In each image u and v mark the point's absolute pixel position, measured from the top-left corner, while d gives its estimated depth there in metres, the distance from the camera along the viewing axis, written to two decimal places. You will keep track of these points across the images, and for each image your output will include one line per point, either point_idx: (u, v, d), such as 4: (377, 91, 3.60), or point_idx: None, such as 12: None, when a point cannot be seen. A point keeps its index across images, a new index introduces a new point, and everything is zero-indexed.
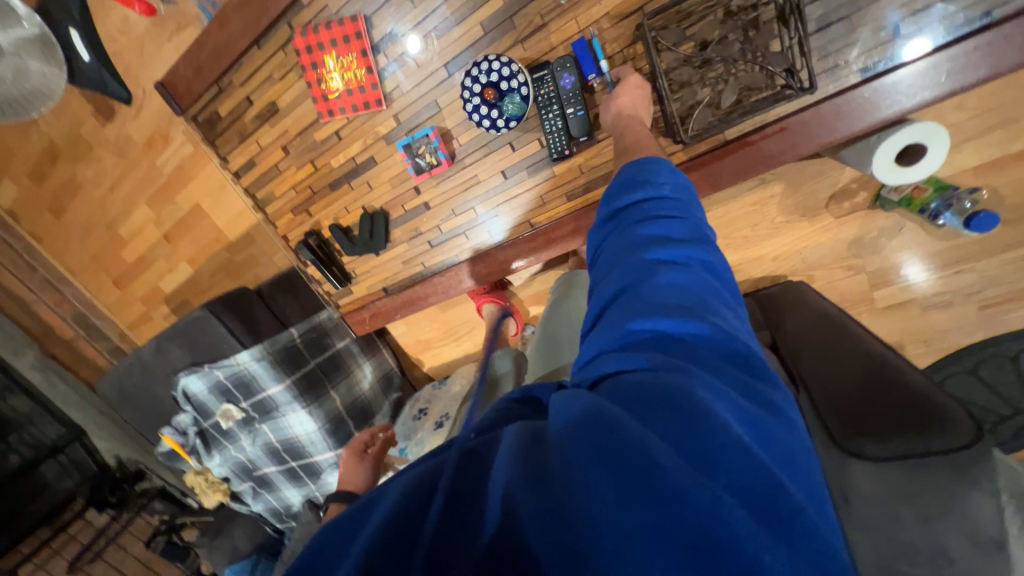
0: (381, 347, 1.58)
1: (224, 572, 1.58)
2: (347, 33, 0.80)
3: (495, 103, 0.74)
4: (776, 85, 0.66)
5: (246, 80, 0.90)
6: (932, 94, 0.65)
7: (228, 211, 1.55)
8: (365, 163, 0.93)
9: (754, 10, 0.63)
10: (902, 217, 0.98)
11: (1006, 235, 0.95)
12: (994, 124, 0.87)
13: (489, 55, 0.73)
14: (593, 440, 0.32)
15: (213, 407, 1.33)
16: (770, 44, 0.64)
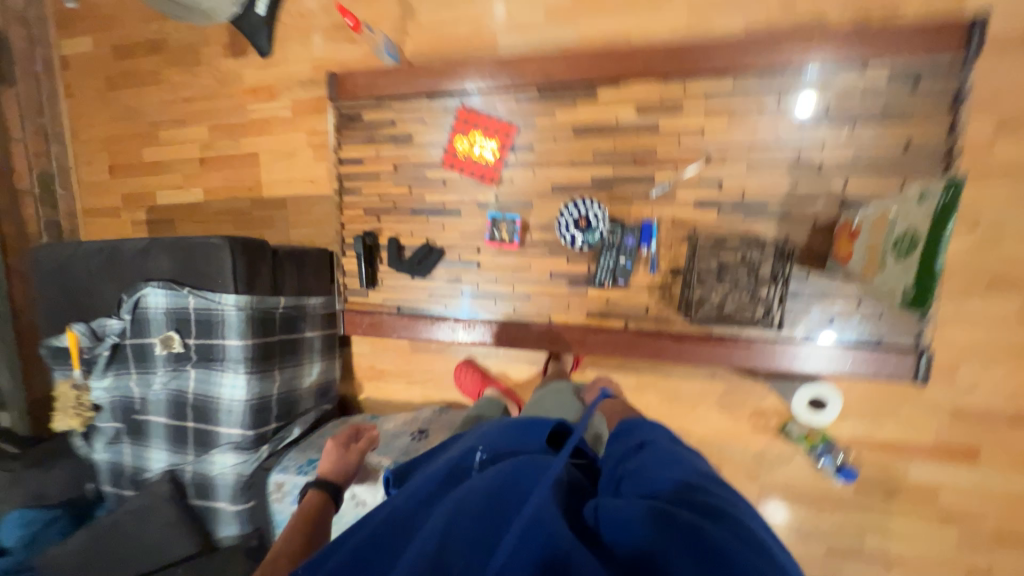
0: (337, 355, 1.61)
1: (13, 513, 1.34)
2: (497, 128, 1.06)
3: (579, 229, 1.00)
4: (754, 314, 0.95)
5: (401, 110, 1.13)
6: (839, 369, 0.95)
7: (280, 173, 1.66)
8: (451, 211, 1.13)
9: (759, 264, 0.93)
10: (794, 450, 1.27)
11: (854, 498, 1.24)
12: (862, 412, 1.22)
13: (586, 197, 1.01)
14: (678, 537, 0.47)
15: (155, 329, 1.25)
16: (760, 289, 0.94)
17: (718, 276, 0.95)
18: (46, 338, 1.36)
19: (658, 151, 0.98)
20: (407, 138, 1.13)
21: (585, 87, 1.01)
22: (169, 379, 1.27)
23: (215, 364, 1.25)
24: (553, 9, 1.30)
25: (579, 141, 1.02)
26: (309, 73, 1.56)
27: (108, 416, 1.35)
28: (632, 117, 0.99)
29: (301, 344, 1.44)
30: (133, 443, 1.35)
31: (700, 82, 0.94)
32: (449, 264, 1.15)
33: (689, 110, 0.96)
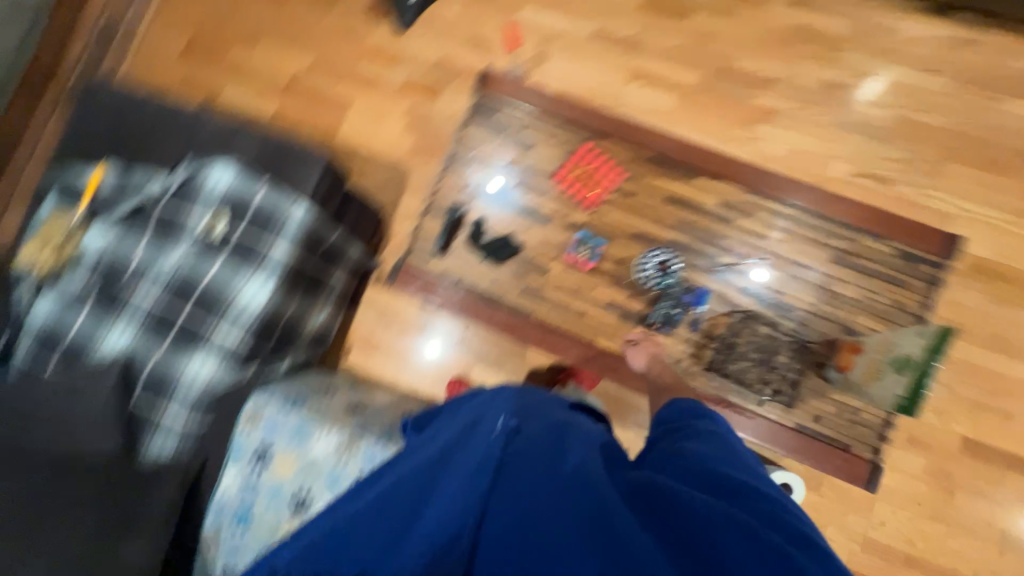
0: (342, 311, 1.56)
1: None
2: (608, 170, 1.26)
3: (660, 271, 1.18)
4: (756, 388, 1.16)
5: (531, 124, 1.31)
6: (809, 459, 1.13)
7: (363, 127, 1.72)
8: (542, 218, 1.26)
9: (773, 349, 1.15)
10: None
11: None
12: None
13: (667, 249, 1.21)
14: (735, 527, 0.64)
15: (205, 206, 1.19)
16: (769, 368, 1.15)
17: (745, 346, 1.16)
18: (67, 165, 1.24)
19: (726, 239, 1.21)
20: (527, 147, 1.30)
21: (685, 170, 1.25)
22: (189, 260, 1.18)
23: (248, 264, 1.18)
24: (656, 109, 1.61)
25: (669, 206, 1.23)
26: (433, 61, 1.72)
27: (86, 271, 1.19)
28: (714, 206, 1.22)
29: (326, 286, 1.38)
30: (97, 310, 1.19)
31: (770, 202, 1.21)
32: (522, 262, 1.24)
33: (757, 219, 1.21)
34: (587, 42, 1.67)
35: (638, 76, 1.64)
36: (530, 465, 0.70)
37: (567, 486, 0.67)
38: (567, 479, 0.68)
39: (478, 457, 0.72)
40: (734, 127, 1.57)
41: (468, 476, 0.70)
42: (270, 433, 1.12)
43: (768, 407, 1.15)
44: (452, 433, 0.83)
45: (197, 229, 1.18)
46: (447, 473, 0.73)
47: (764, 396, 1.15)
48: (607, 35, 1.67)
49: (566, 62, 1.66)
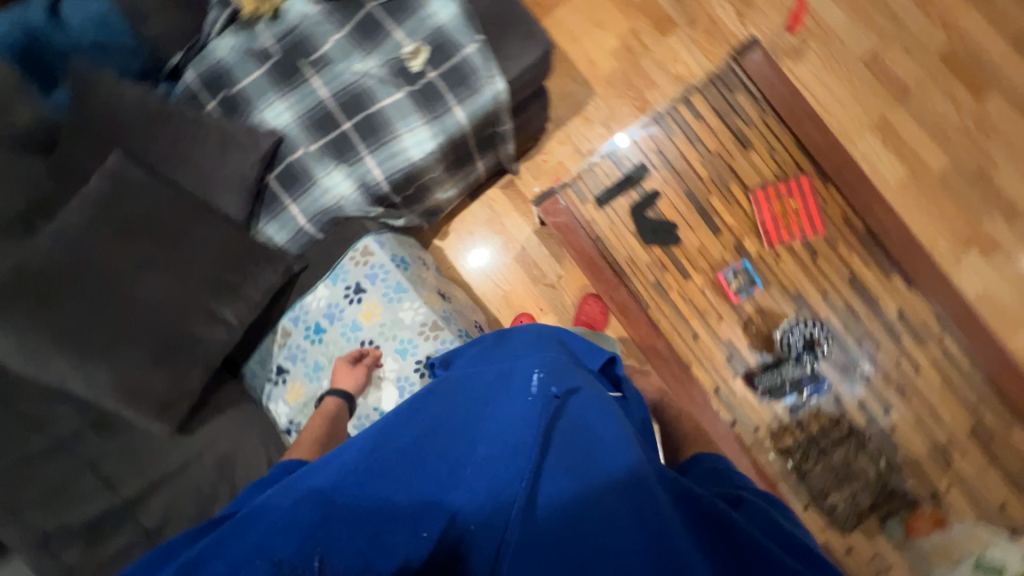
0: (460, 198, 1.51)
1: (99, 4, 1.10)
2: (812, 218, 1.11)
3: (807, 349, 1.09)
4: (815, 497, 1.09)
5: (765, 124, 1.14)
6: None
7: (573, 25, 1.55)
8: (716, 225, 1.15)
9: (855, 474, 1.09)
10: None
11: None
12: None
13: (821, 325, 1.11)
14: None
15: (412, 29, 1.10)
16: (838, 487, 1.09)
17: (832, 457, 1.09)
18: None
19: (880, 350, 1.10)
20: (745, 145, 1.14)
21: (888, 261, 1.10)
22: (373, 76, 1.11)
23: (423, 110, 1.11)
24: (877, 173, 1.41)
25: (847, 286, 1.11)
26: None
27: (277, 33, 1.15)
28: (891, 312, 1.10)
29: (466, 167, 1.32)
30: (269, 76, 1.16)
31: (948, 339, 1.09)
32: (669, 256, 1.16)
33: (925, 347, 1.10)
34: (855, 61, 1.43)
35: (883, 128, 1.41)
36: (559, 448, 0.63)
37: (605, 472, 0.60)
38: (601, 467, 0.61)
39: (508, 426, 0.66)
40: (946, 238, 1.38)
41: (496, 448, 0.64)
42: (371, 279, 1.14)
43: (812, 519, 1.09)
44: (478, 386, 0.77)
45: (396, 51, 1.11)
46: (476, 434, 0.67)
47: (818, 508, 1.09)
48: (880, 66, 1.42)
49: (820, 71, 1.43)
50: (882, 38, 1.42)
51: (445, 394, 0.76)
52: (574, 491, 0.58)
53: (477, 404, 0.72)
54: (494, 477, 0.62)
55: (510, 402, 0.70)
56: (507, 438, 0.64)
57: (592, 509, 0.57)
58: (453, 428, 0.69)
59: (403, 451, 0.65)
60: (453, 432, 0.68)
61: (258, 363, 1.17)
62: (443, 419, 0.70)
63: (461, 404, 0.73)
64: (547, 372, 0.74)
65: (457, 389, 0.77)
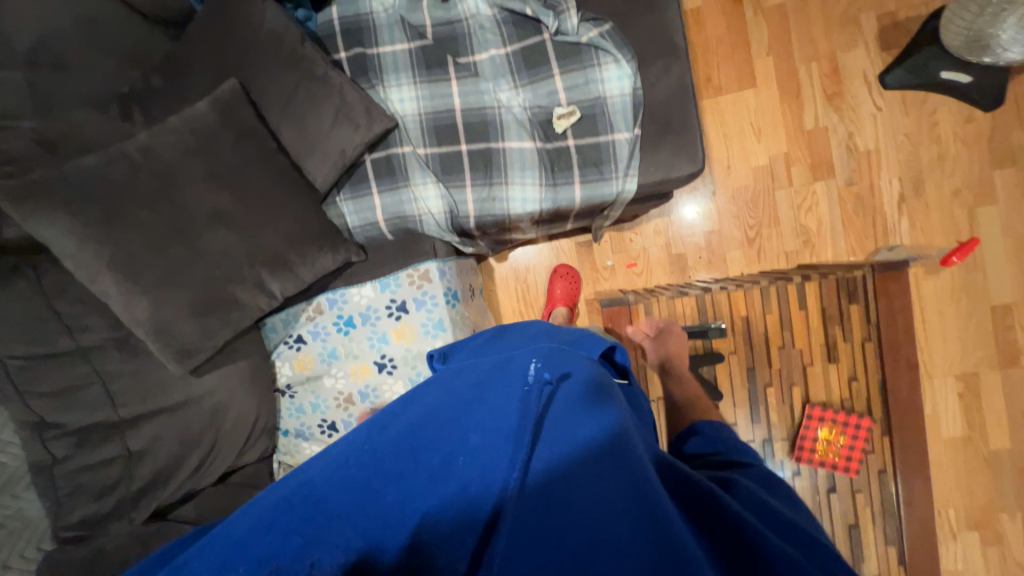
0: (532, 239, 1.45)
1: None
2: (852, 460, 1.07)
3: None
4: None
5: (862, 349, 1.08)
6: None
7: (733, 119, 1.41)
8: (758, 414, 1.11)
9: None
10: None
11: None
12: None
13: None
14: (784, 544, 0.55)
15: (573, 86, 1.01)
16: None
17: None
18: None
19: None
20: (829, 356, 1.09)
21: (895, 533, 1.07)
22: (513, 115, 1.03)
23: (543, 170, 1.04)
24: (936, 420, 1.34)
25: (844, 533, 1.09)
26: (859, 146, 1.36)
27: (440, 18, 1.05)
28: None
29: (555, 226, 1.23)
30: (410, 53, 1.06)
31: None
32: None
33: None
34: (987, 304, 1.31)
35: (969, 381, 1.32)
36: (555, 439, 0.56)
37: (603, 464, 0.55)
38: (605, 464, 0.55)
39: (504, 409, 0.60)
40: (962, 513, 1.33)
41: (491, 435, 0.58)
42: (418, 305, 1.12)
43: None
44: (472, 372, 0.69)
45: (548, 101, 1.02)
46: (468, 411, 0.61)
47: None
48: (1009, 322, 1.30)
49: (944, 296, 1.32)
50: None
51: (440, 381, 0.70)
52: (579, 490, 0.52)
53: (467, 388, 0.65)
54: (488, 467, 0.56)
55: (505, 386, 0.63)
56: (500, 428, 0.58)
57: (597, 512, 0.50)
58: (442, 411, 0.62)
59: (387, 441, 0.59)
60: (439, 416, 0.61)
61: (281, 321, 1.15)
62: (432, 401, 0.64)
63: (450, 389, 0.66)
64: (547, 360, 0.67)
65: (454, 375, 0.71)
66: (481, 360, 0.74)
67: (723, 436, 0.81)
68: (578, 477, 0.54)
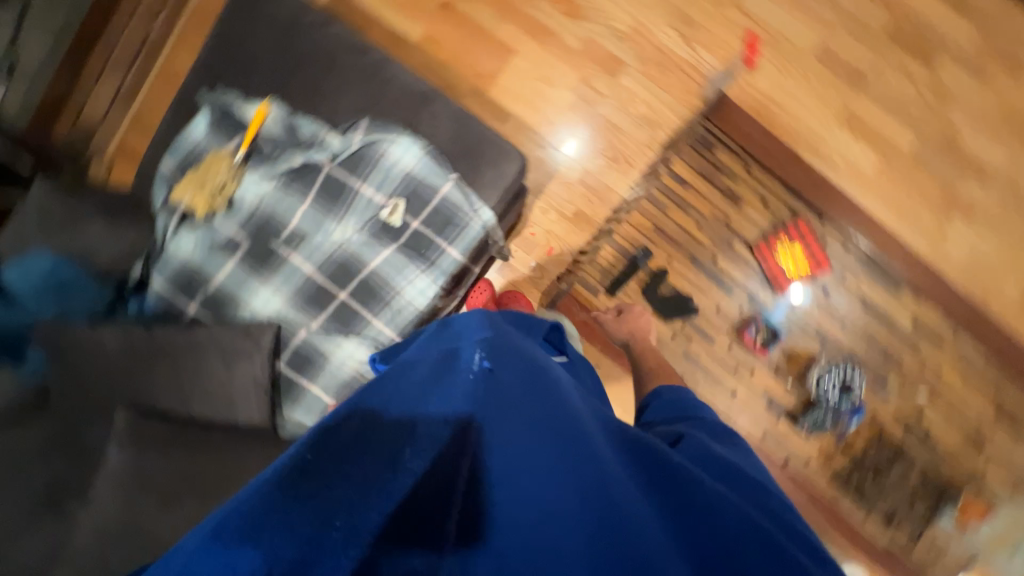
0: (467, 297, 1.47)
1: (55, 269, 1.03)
2: (818, 258, 1.15)
3: (840, 392, 1.14)
4: (858, 498, 1.20)
5: (749, 176, 1.16)
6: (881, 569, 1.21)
7: (521, 87, 1.49)
8: (726, 284, 1.18)
9: (888, 471, 1.19)
10: None
11: None
12: None
13: (845, 365, 1.16)
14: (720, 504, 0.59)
15: (380, 181, 1.05)
16: (878, 487, 1.19)
17: (889, 480, 1.19)
18: (224, 85, 1.06)
19: (902, 362, 1.18)
20: (735, 201, 1.16)
21: (891, 280, 1.17)
22: (356, 241, 1.07)
23: (416, 256, 1.07)
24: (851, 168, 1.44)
25: (860, 311, 1.17)
26: (625, 30, 1.46)
27: (240, 220, 1.07)
28: (904, 324, 1.17)
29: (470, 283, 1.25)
30: (244, 265, 1.08)
31: (959, 334, 1.18)
32: (691, 327, 1.20)
33: (941, 348, 1.17)
34: (809, 57, 1.42)
35: (847, 119, 1.43)
36: (526, 421, 0.54)
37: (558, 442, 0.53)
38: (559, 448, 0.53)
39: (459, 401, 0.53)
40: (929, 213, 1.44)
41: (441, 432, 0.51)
42: None
43: (862, 515, 1.20)
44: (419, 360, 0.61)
45: (371, 210, 1.06)
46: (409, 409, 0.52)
47: (863, 503, 1.20)
48: (835, 57, 1.42)
49: (778, 78, 1.42)
50: (830, 28, 1.41)
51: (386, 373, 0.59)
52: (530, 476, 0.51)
53: (417, 375, 0.56)
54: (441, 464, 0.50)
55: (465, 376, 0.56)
56: (456, 418, 0.51)
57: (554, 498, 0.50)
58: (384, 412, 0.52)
59: (328, 464, 0.49)
60: (385, 419, 0.51)
61: None
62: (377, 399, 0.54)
63: (396, 379, 0.56)
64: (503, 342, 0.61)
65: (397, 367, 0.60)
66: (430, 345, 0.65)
67: (678, 400, 0.92)
68: (561, 470, 0.52)
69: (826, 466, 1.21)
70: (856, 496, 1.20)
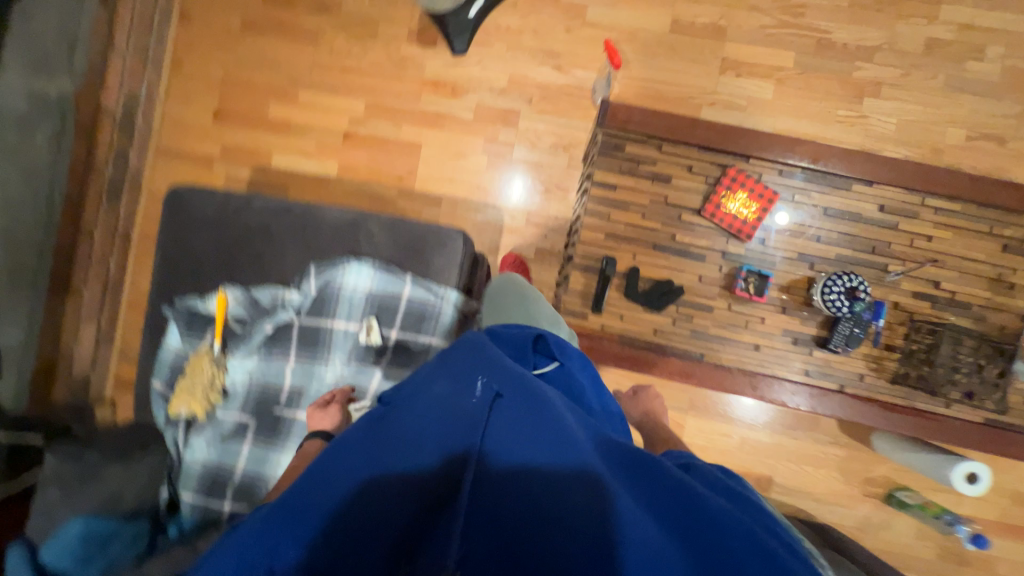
0: None
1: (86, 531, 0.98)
2: (765, 193, 1.17)
3: (849, 300, 1.10)
4: (920, 386, 1.15)
5: (667, 152, 1.21)
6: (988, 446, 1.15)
7: (441, 170, 1.61)
8: (696, 254, 1.20)
9: (935, 346, 1.13)
10: (905, 516, 1.50)
11: (933, 562, 1.51)
12: (942, 488, 1.49)
13: (847, 273, 1.11)
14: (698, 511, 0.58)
15: (348, 310, 1.10)
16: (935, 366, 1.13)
17: (941, 359, 1.12)
18: (181, 294, 1.13)
19: (892, 246, 1.18)
20: (665, 180, 1.21)
21: (843, 179, 1.18)
22: (348, 374, 1.10)
23: (408, 361, 1.09)
24: (752, 101, 1.54)
25: (828, 221, 1.18)
26: (505, 84, 1.59)
27: (238, 404, 1.10)
28: (874, 213, 1.18)
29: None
30: (258, 444, 1.10)
31: (934, 198, 1.17)
32: (687, 305, 1.21)
33: (922, 218, 1.17)
34: (668, 34, 1.55)
35: (727, 65, 1.54)
36: (512, 437, 0.63)
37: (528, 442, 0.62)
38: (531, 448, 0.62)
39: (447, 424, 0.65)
40: (841, 107, 1.53)
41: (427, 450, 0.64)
42: None
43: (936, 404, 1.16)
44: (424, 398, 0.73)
45: (350, 339, 1.10)
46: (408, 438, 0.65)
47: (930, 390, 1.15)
48: (689, 23, 1.55)
49: (651, 62, 1.55)
50: (673, 4, 1.55)
51: (393, 411, 0.71)
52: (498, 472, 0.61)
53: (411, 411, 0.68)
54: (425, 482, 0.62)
55: (459, 406, 0.67)
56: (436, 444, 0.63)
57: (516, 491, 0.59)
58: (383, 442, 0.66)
59: (338, 489, 0.62)
60: (398, 457, 0.63)
61: None
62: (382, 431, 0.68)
63: (400, 415, 0.69)
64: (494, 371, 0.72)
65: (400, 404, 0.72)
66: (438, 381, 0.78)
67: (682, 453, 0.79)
68: (542, 482, 0.60)
69: (877, 372, 1.18)
70: (919, 386, 1.15)
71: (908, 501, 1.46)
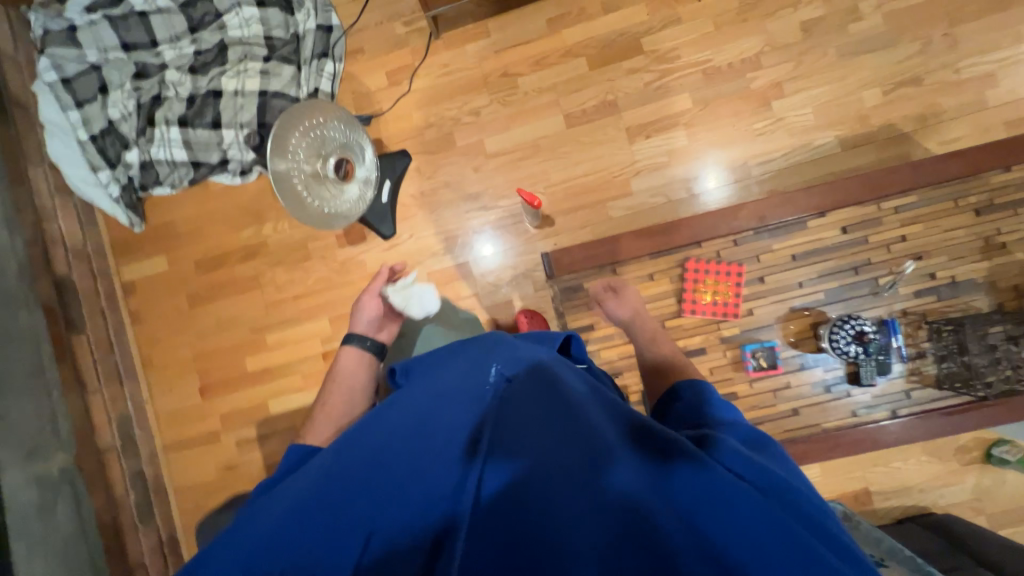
0: None
1: None
2: (731, 270, 1.16)
3: (861, 346, 1.07)
4: (969, 390, 1.10)
5: (623, 270, 1.21)
6: None
7: None
8: (696, 351, 1.19)
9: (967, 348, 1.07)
10: (1014, 469, 1.44)
11: None
12: None
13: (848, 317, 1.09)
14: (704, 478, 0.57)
15: None
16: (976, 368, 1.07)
17: (978, 362, 1.06)
18: None
19: (873, 259, 1.16)
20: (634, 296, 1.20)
21: (796, 220, 1.17)
22: None
23: None
24: (673, 151, 1.54)
25: (801, 265, 1.17)
26: (443, 243, 1.61)
27: None
28: (840, 237, 1.16)
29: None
30: None
31: (892, 197, 1.15)
32: None
33: (886, 221, 1.15)
34: (568, 130, 1.57)
35: (634, 131, 1.55)
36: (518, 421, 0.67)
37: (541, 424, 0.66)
38: (531, 427, 0.66)
39: (452, 411, 0.71)
40: (756, 118, 1.52)
41: (434, 444, 0.67)
42: None
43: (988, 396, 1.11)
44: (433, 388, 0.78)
45: None
46: (415, 431, 0.69)
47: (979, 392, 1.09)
48: (582, 111, 1.57)
49: (565, 162, 1.57)
50: (559, 101, 1.57)
51: (406, 398, 0.77)
52: (505, 448, 0.64)
53: (423, 401, 0.74)
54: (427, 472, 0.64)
55: (473, 389, 0.74)
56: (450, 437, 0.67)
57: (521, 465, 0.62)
58: (394, 435, 0.70)
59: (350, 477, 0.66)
60: (418, 439, 0.69)
61: None
62: (392, 422, 0.72)
63: (412, 404, 0.75)
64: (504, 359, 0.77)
65: (416, 393, 0.77)
66: (446, 367, 0.82)
67: (698, 394, 0.79)
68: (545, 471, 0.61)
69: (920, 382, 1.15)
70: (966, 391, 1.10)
71: (1008, 457, 1.41)
